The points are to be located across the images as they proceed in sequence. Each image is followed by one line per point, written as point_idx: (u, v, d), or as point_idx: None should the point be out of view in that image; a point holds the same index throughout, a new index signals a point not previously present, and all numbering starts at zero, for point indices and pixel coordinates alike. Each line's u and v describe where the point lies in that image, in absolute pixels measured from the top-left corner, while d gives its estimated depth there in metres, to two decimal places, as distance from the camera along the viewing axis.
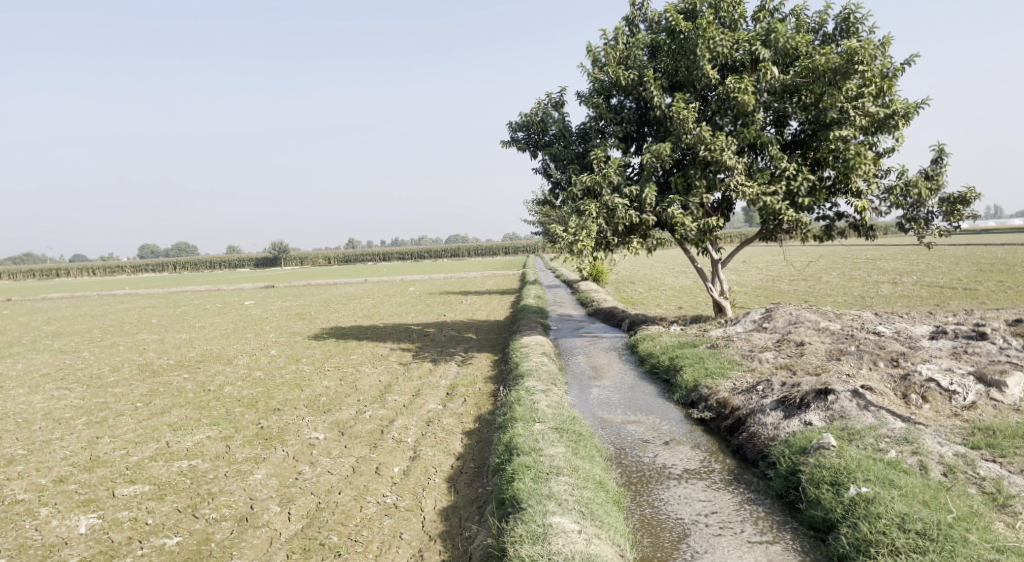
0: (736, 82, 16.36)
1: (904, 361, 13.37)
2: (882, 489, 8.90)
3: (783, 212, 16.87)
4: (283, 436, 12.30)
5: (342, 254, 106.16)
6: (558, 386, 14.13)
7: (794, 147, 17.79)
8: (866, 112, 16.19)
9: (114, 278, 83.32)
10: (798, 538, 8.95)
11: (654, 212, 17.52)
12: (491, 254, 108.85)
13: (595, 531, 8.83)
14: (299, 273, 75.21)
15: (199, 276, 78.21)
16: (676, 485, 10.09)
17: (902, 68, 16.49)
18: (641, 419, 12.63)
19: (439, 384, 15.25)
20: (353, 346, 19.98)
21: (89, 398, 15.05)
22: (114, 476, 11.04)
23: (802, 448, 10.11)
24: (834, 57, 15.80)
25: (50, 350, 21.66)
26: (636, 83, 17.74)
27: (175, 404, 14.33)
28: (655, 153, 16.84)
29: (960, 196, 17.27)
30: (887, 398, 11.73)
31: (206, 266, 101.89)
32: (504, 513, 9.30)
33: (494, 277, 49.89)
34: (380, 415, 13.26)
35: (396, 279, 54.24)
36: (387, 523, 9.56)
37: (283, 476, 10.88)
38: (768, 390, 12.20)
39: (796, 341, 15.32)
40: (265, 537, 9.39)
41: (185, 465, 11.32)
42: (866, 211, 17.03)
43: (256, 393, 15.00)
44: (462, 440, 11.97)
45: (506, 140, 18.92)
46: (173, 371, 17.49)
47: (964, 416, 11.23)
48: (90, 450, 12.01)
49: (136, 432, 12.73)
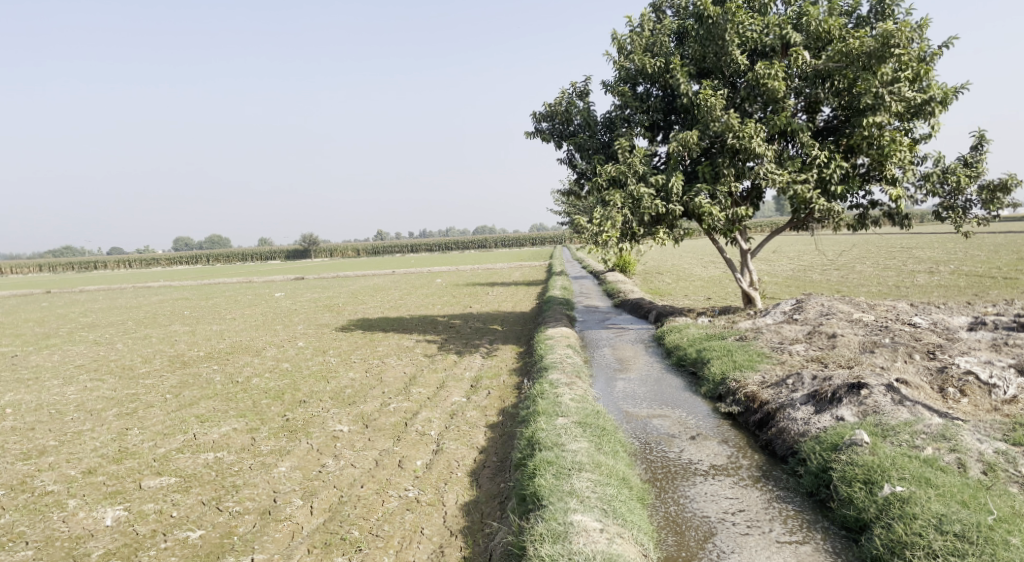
0: (766, 68, 15.94)
1: (941, 353, 12.94)
2: (918, 489, 8.57)
3: (814, 201, 16.40)
4: (307, 429, 12.29)
5: (371, 246, 106.96)
6: (583, 379, 13.93)
7: (827, 133, 17.33)
8: (903, 98, 15.55)
9: (147, 271, 85.07)
10: (829, 538, 8.68)
11: (681, 201, 17.17)
12: (518, 245, 109.07)
13: (618, 530, 8.65)
14: (328, 266, 76.24)
15: (229, 268, 79.52)
16: (702, 482, 9.86)
17: (941, 51, 15.87)
18: (667, 413, 12.40)
19: (464, 376, 15.16)
20: (380, 338, 20.00)
21: (120, 390, 15.23)
22: (141, 468, 11.13)
23: (834, 444, 9.79)
24: (868, 40, 15.23)
25: (85, 341, 22.02)
26: (663, 71, 17.38)
27: (204, 396, 14.43)
28: (682, 141, 16.52)
29: (1000, 183, 16.65)
30: (923, 393, 11.35)
31: (238, 259, 103.47)
32: (526, 509, 9.18)
33: (521, 268, 49.85)
34: (404, 407, 13.20)
35: (424, 270, 54.50)
36: (408, 518, 9.49)
37: (306, 469, 10.86)
38: (799, 384, 11.88)
39: (827, 333, 14.90)
40: (287, 530, 9.39)
41: (210, 457, 11.37)
42: (902, 199, 16.51)
43: (283, 384, 15.05)
44: (486, 433, 11.87)
45: (529, 132, 18.79)
46: (202, 362, 17.66)
47: (1005, 410, 10.85)
48: (119, 442, 12.13)
49: (165, 424, 12.83)
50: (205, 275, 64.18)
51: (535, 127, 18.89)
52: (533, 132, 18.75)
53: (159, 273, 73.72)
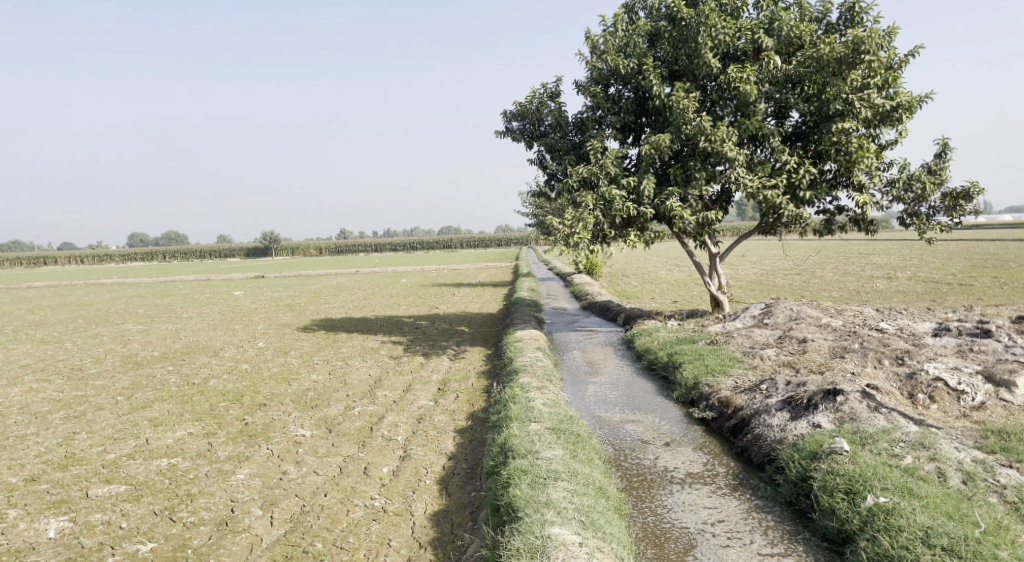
0: (738, 71, 15.85)
1: (909, 359, 12.95)
2: (901, 500, 8.45)
3: (783, 207, 16.36)
4: (268, 434, 11.76)
5: (334, 245, 105.47)
6: (554, 383, 13.61)
7: (795, 138, 17.31)
8: (872, 104, 15.61)
9: (100, 267, 82.37)
10: (811, 551, 8.51)
11: (652, 204, 16.97)
12: (484, 245, 108.79)
13: (598, 543, 8.34)
14: (290, 264, 74.77)
15: (186, 265, 77.39)
16: (679, 491, 9.63)
17: (908, 59, 15.93)
18: (640, 418, 12.17)
19: (431, 379, 14.74)
20: (344, 339, 19.44)
21: (68, 392, 14.43)
22: (89, 476, 10.48)
23: (813, 453, 9.64)
24: (838, 46, 15.19)
25: (32, 340, 21.00)
26: (636, 72, 17.24)
27: (158, 398, 13.76)
28: (654, 144, 16.32)
29: (963, 191, 16.85)
30: (893, 399, 11.33)
31: (196, 256, 100.93)
32: (499, 521, 8.85)
33: (488, 269, 49.46)
34: (369, 411, 12.73)
35: (388, 270, 53.72)
36: (375, 529, 9.06)
37: (266, 476, 10.34)
38: (772, 389, 11.74)
39: (798, 338, 14.85)
40: (245, 543, 8.88)
41: (164, 464, 10.77)
42: (869, 205, 16.57)
43: (241, 386, 14.45)
44: (455, 439, 11.48)
45: (500, 131, 18.43)
46: (157, 362, 16.90)
47: (974, 417, 10.83)
48: (65, 447, 11.43)
49: (115, 428, 12.14)
50: (161, 272, 62.36)
51: (506, 126, 18.55)
52: (503, 131, 18.42)
53: (114, 270, 71.79)
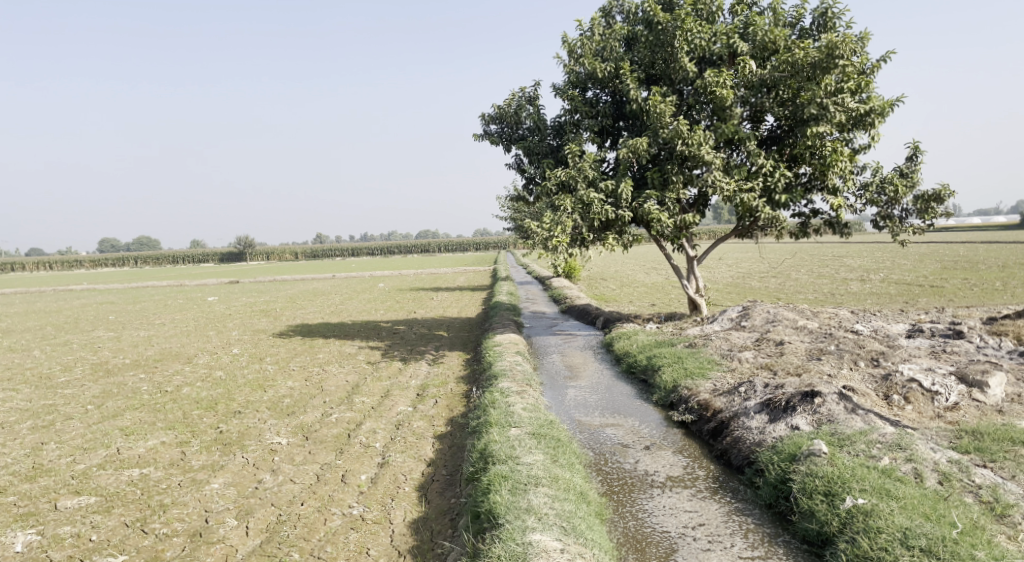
0: (714, 76, 15.95)
1: (885, 360, 13.07)
2: (880, 501, 8.50)
3: (759, 210, 16.48)
4: (243, 442, 11.55)
5: (310, 249, 104.58)
6: (533, 388, 13.55)
7: (770, 142, 17.45)
8: (845, 107, 15.81)
9: (69, 273, 80.82)
10: (791, 554, 8.52)
11: (630, 207, 17.01)
12: (462, 248, 108.59)
13: (579, 549, 8.27)
14: (265, 269, 73.91)
15: (159, 270, 76.24)
16: (660, 495, 9.62)
17: (880, 64, 16.11)
18: (620, 422, 12.15)
19: (409, 385, 14.60)
20: (321, 344, 19.22)
21: (36, 401, 14.08)
22: (58, 487, 10.21)
23: (792, 455, 9.68)
24: (812, 51, 15.35)
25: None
26: (613, 76, 17.29)
27: (129, 407, 13.48)
28: (631, 147, 16.36)
29: (934, 194, 17.09)
30: (869, 400, 11.42)
31: (169, 261, 99.52)
32: (480, 528, 8.76)
33: (465, 273, 49.27)
34: (347, 417, 12.58)
35: (365, 275, 53.30)
36: (353, 538, 8.92)
37: (241, 486, 10.15)
38: (751, 392, 11.77)
39: (775, 341, 14.93)
40: (220, 555, 8.69)
41: (136, 474, 10.52)
42: (843, 208, 16.76)
43: (216, 394, 14.20)
44: (434, 445, 11.37)
45: (478, 133, 18.35)
46: (129, 370, 16.56)
47: (948, 417, 10.97)
48: (33, 458, 11.14)
49: (85, 438, 11.86)
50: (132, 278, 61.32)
51: (484, 128, 18.49)
52: (482, 134, 18.35)
53: (84, 276, 70.37)
